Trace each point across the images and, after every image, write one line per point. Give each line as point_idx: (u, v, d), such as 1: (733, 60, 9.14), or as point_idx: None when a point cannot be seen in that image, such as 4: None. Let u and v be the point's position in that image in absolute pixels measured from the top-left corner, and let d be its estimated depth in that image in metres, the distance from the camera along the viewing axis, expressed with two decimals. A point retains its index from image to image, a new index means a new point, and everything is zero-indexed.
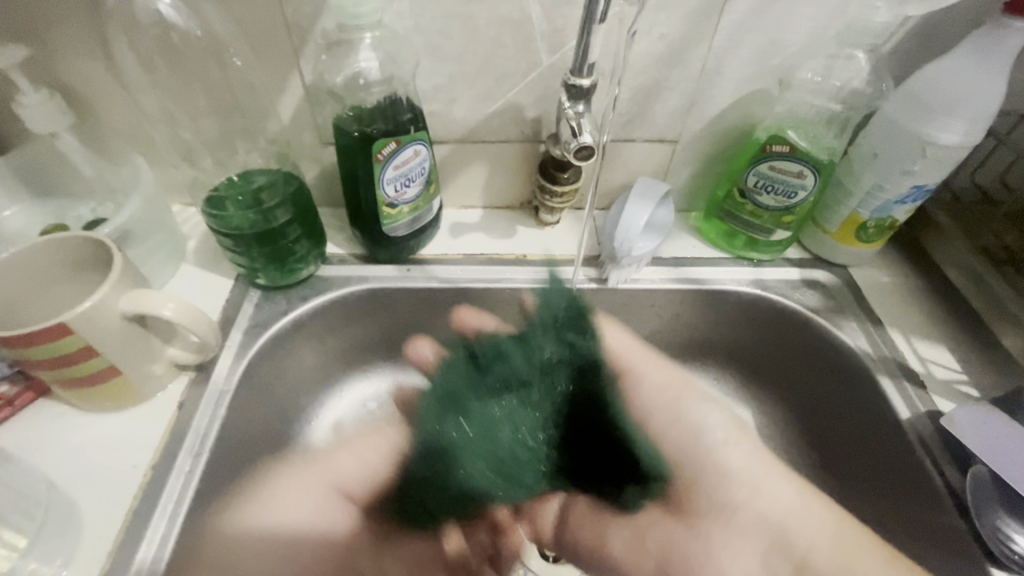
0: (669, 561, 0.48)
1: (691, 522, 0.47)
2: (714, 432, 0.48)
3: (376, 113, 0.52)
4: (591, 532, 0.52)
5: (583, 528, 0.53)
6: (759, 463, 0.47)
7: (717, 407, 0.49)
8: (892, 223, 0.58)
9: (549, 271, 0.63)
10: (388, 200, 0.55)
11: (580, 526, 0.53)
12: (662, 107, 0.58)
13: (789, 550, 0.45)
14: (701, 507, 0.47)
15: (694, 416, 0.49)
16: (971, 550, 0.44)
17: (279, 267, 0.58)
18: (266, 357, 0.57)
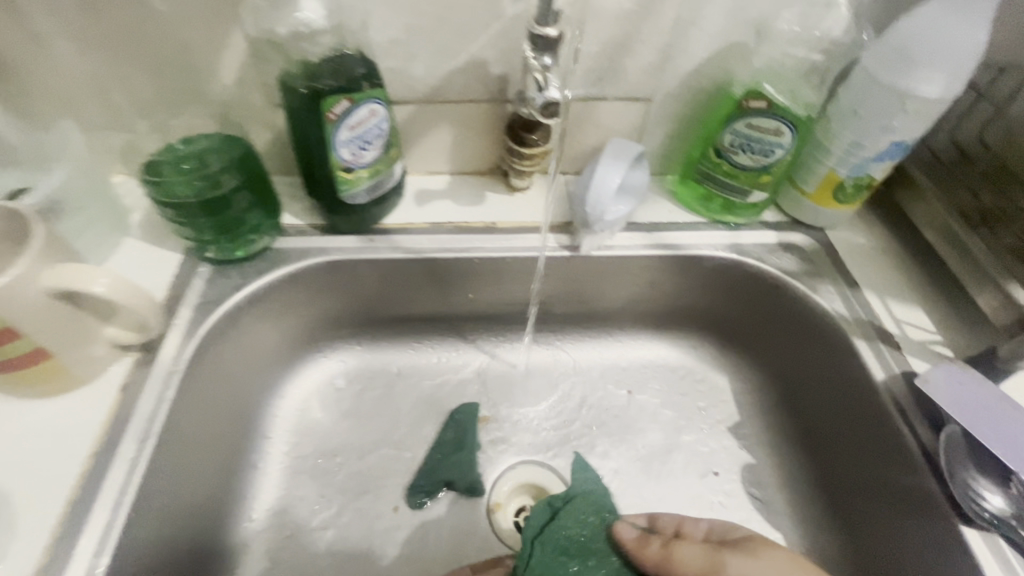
0: None
1: None
2: None
3: (324, 68, 0.48)
4: None
5: None
6: None
7: None
8: (869, 182, 0.56)
9: (518, 239, 0.60)
10: (343, 165, 0.51)
11: None
12: (634, 62, 0.55)
13: None
14: None
15: None
16: (941, 507, 0.44)
17: (229, 240, 0.54)
18: (221, 336, 0.54)
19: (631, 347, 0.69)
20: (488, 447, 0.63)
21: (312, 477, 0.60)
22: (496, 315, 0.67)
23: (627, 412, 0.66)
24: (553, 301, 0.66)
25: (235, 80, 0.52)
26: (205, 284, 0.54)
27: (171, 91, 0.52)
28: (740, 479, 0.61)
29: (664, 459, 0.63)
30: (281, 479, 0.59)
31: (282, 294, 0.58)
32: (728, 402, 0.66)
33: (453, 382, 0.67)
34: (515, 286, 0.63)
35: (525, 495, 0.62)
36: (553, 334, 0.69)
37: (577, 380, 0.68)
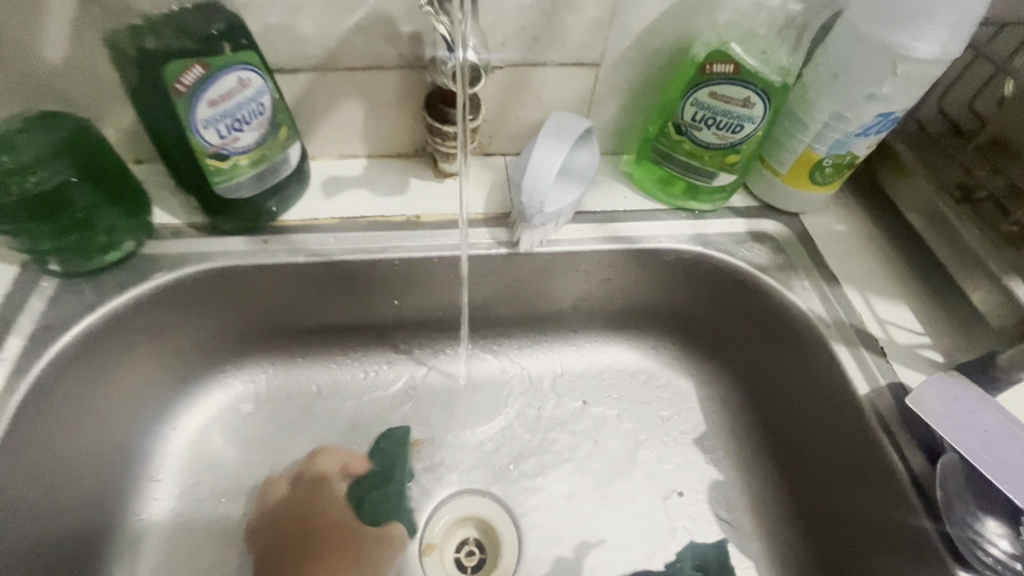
0: None
1: None
2: None
3: (168, 24, 0.37)
4: None
5: None
6: None
7: None
8: (851, 161, 0.48)
9: (447, 235, 0.51)
10: (211, 150, 0.41)
11: None
12: (576, 18, 0.45)
13: None
14: None
15: None
16: (934, 548, 0.38)
17: (77, 249, 0.43)
18: (68, 370, 0.43)
19: (587, 351, 0.61)
20: (422, 475, 0.55)
21: (210, 524, 0.51)
22: (429, 322, 0.58)
23: (581, 426, 0.58)
24: (495, 304, 0.57)
25: (61, 42, 0.40)
26: (48, 304, 0.43)
27: None
28: (706, 499, 0.54)
29: (623, 480, 0.56)
30: (170, 528, 0.50)
31: (156, 310, 0.48)
32: (693, 410, 0.59)
33: (382, 400, 0.58)
34: (447, 289, 0.54)
35: (466, 529, 0.54)
36: (497, 340, 0.60)
37: (526, 391, 0.60)
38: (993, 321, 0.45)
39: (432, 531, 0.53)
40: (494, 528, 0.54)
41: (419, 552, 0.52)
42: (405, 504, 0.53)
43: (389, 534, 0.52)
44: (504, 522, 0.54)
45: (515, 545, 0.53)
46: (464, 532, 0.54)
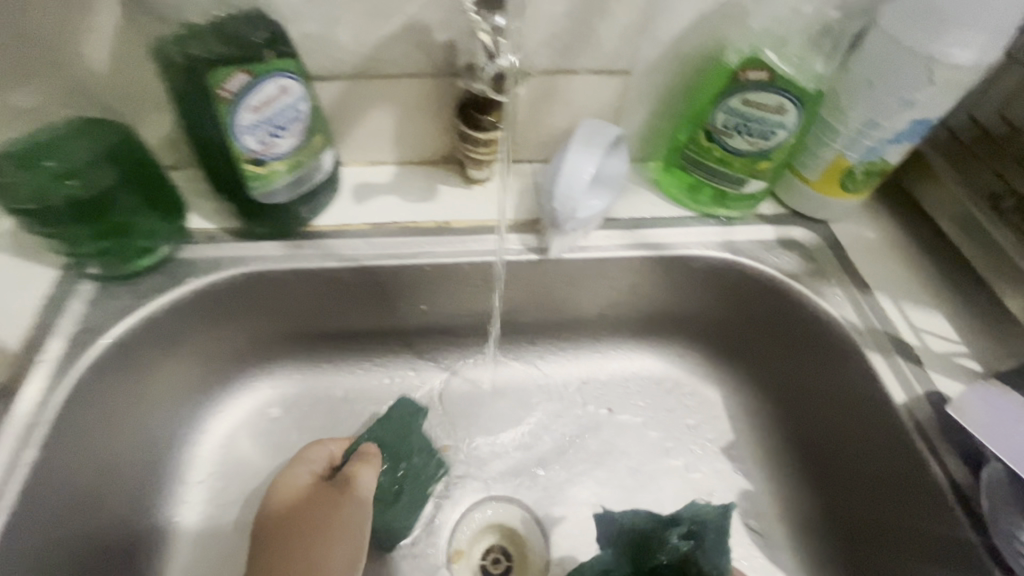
0: None
1: None
2: None
3: (213, 33, 0.37)
4: None
5: None
6: None
7: None
8: (884, 168, 0.48)
9: (477, 241, 0.51)
10: (250, 156, 0.41)
11: None
12: (608, 26, 0.45)
13: None
14: None
15: None
16: (980, 560, 0.38)
17: (115, 252, 0.44)
18: (110, 369, 0.44)
19: (612, 358, 0.61)
20: (448, 481, 0.55)
21: (239, 528, 0.51)
22: (454, 327, 0.58)
23: (606, 434, 0.58)
24: (520, 310, 0.57)
25: (105, 50, 0.41)
26: (87, 307, 0.44)
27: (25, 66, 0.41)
28: (736, 509, 0.54)
29: (650, 488, 0.55)
30: (200, 532, 0.50)
31: (191, 313, 0.48)
32: (720, 419, 0.58)
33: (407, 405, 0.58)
34: (474, 295, 0.54)
35: (491, 536, 0.54)
36: (522, 346, 0.60)
37: (551, 398, 0.59)
38: None
39: (458, 538, 0.53)
40: (520, 536, 0.54)
41: (445, 559, 0.52)
42: (431, 510, 0.53)
43: (416, 540, 0.52)
44: (530, 529, 0.54)
45: (541, 553, 0.53)
46: (490, 539, 0.54)
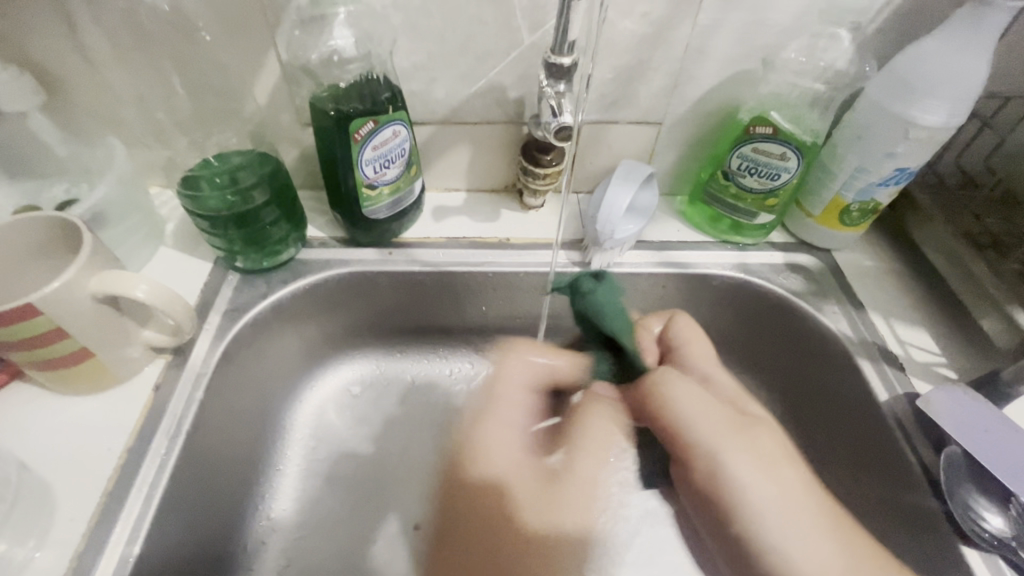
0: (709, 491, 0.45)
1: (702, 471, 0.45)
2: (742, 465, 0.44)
3: (353, 93, 0.51)
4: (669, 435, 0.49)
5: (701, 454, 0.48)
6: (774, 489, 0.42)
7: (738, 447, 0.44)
8: (875, 206, 0.58)
9: (532, 255, 0.63)
10: (367, 182, 0.54)
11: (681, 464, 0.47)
12: (645, 88, 0.57)
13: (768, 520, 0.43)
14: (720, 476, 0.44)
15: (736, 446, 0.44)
16: (943, 527, 0.45)
17: (258, 251, 0.57)
18: (248, 341, 0.57)
19: None
20: None
21: (329, 480, 0.62)
22: (507, 327, 0.69)
23: None
24: (564, 315, 0.68)
25: (266, 101, 0.56)
26: (233, 292, 0.58)
27: (208, 111, 0.56)
28: None
29: None
30: (299, 481, 0.61)
31: (305, 301, 0.61)
32: None
33: (465, 391, 0.69)
34: (527, 300, 0.66)
35: None
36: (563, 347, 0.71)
37: None
38: (1000, 346, 0.52)
39: None
40: None
41: None
42: None
43: None
44: None
45: None
46: None
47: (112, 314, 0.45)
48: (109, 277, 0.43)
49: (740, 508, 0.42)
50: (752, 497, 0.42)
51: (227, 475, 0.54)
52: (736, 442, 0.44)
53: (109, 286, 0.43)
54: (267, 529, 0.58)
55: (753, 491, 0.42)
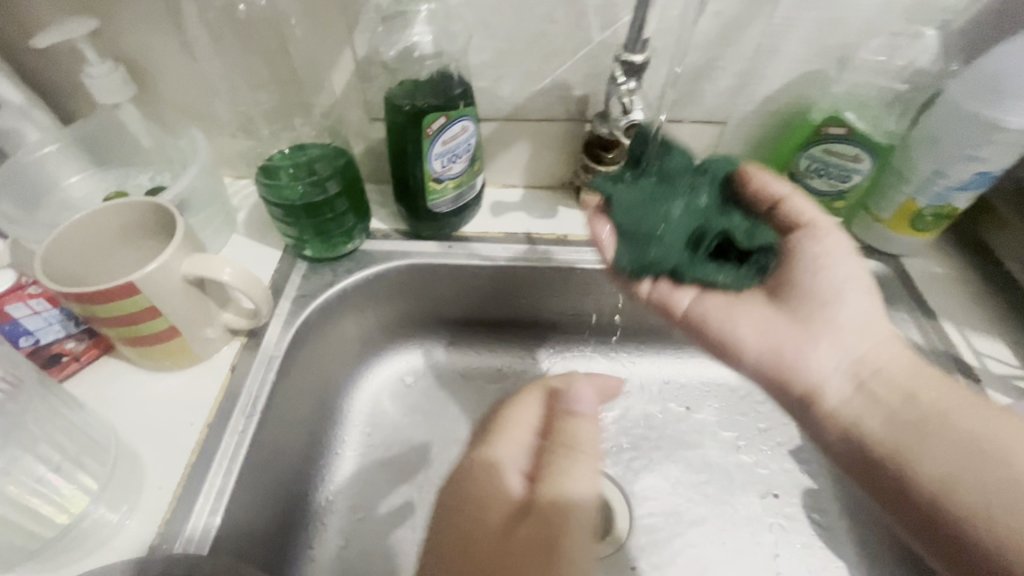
0: (781, 365, 0.53)
1: (801, 309, 0.53)
2: (855, 285, 0.53)
3: (426, 88, 0.52)
4: (685, 300, 0.56)
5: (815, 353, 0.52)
6: (868, 319, 0.52)
7: (857, 277, 0.53)
8: (951, 212, 0.56)
9: (590, 252, 0.63)
10: (434, 176, 0.56)
11: (702, 314, 0.55)
12: (712, 87, 0.57)
13: (866, 364, 0.51)
14: (811, 302, 0.53)
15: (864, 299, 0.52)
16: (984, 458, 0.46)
17: (324, 240, 0.59)
18: (315, 327, 0.59)
19: (692, 364, 0.71)
20: None
21: (385, 466, 0.64)
22: (561, 323, 0.70)
23: (685, 427, 0.67)
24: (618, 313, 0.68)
25: (339, 96, 0.58)
26: (301, 279, 0.60)
27: (285, 105, 0.58)
28: (801, 503, 0.61)
29: (724, 478, 0.63)
30: (357, 466, 0.63)
31: (368, 291, 0.63)
32: (789, 425, 0.66)
33: (517, 385, 0.70)
34: (582, 297, 0.66)
35: None
36: (615, 345, 0.71)
37: (637, 391, 0.69)
38: None
39: None
40: (608, 504, 0.63)
41: None
42: None
43: None
44: (616, 499, 0.63)
45: (626, 520, 0.61)
46: None
47: (198, 296, 0.47)
48: (200, 262, 0.45)
49: (804, 372, 0.52)
50: (877, 358, 0.51)
51: (293, 456, 0.56)
52: (584, 448, 0.43)
53: (199, 271, 0.45)
54: (328, 510, 0.60)
55: (817, 360, 0.52)
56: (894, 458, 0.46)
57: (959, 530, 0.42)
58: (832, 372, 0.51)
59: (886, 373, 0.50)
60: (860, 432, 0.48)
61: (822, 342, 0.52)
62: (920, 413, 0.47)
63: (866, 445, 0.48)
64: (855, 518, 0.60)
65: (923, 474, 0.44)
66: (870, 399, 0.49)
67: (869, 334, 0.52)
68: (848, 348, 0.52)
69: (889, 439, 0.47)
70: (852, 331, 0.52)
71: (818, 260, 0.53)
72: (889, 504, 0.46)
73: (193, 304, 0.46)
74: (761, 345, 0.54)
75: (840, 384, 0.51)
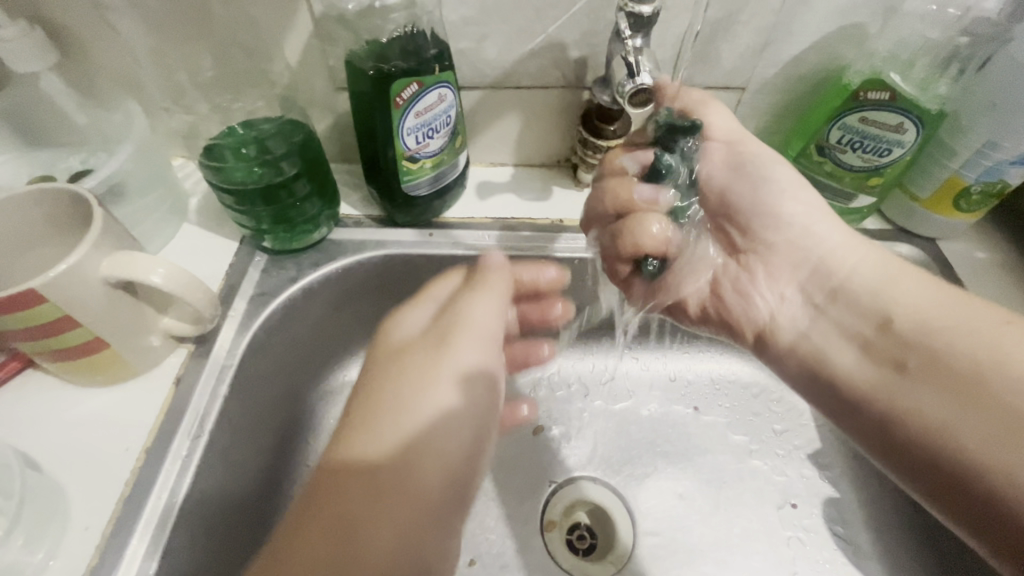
0: (724, 307, 0.48)
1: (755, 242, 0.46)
2: (786, 186, 0.45)
3: (396, 50, 0.44)
4: (682, 286, 0.48)
5: (758, 287, 0.46)
6: (841, 235, 0.44)
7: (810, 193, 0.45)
8: (1002, 189, 0.49)
9: (589, 239, 0.56)
10: (408, 154, 0.48)
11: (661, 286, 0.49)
12: (731, 47, 0.49)
13: (827, 278, 0.44)
14: (759, 222, 0.46)
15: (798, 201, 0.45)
16: None
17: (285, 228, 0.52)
18: (275, 326, 0.51)
19: (703, 360, 0.64)
20: (541, 459, 0.60)
21: None
22: (557, 317, 0.63)
23: (694, 430, 0.61)
24: (619, 306, 0.61)
25: (296, 60, 0.50)
26: (260, 276, 0.53)
27: (232, 72, 0.50)
28: (822, 514, 0.56)
29: (737, 487, 0.57)
30: None
31: (339, 286, 0.55)
32: (808, 427, 0.60)
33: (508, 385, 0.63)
34: (581, 289, 0.59)
35: (581, 512, 0.58)
36: (616, 340, 0.64)
37: (641, 391, 0.63)
38: None
39: (551, 510, 0.57)
40: (609, 517, 0.57)
41: (538, 528, 0.56)
42: (527, 481, 0.58)
43: (513, 506, 0.57)
44: (618, 512, 0.57)
45: (628, 536, 0.56)
46: (578, 516, 0.58)
47: (128, 301, 0.40)
48: (124, 263, 0.38)
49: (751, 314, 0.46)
50: (841, 267, 0.43)
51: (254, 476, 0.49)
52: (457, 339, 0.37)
53: (121, 274, 0.38)
54: None
55: (762, 298, 0.46)
56: (860, 390, 0.40)
57: (963, 464, 0.34)
58: (783, 301, 0.45)
59: (847, 285, 0.43)
60: (829, 367, 0.42)
61: (759, 271, 0.46)
62: (894, 340, 0.39)
63: (837, 381, 0.41)
64: (881, 531, 0.55)
65: (917, 429, 0.36)
66: (832, 323, 0.43)
67: (848, 243, 0.44)
68: (798, 259, 0.45)
69: (863, 375, 0.40)
70: (807, 245, 0.44)
71: (738, 166, 0.46)
72: (876, 448, 0.39)
73: (118, 312, 0.39)
74: (703, 289, 0.49)
75: (794, 310, 0.45)
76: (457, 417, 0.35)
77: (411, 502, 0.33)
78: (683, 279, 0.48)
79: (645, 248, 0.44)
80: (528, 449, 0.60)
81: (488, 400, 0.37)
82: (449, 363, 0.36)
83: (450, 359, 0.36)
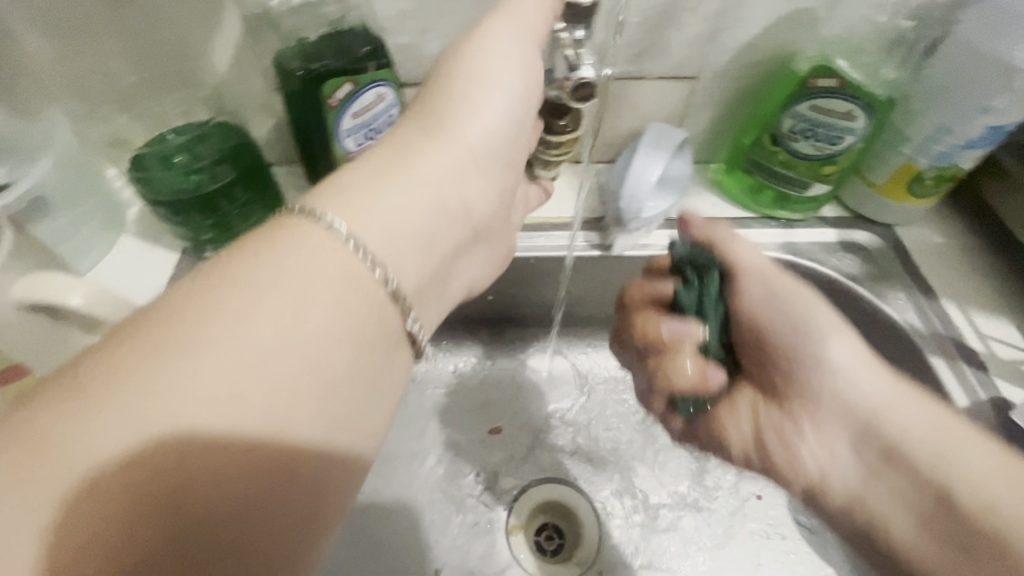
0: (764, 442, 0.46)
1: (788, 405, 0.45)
2: (822, 330, 0.44)
3: (324, 48, 0.42)
4: (734, 424, 0.48)
5: (798, 451, 0.44)
6: (855, 356, 0.43)
7: (804, 290, 0.45)
8: (955, 173, 0.48)
9: (544, 237, 0.55)
10: (348, 157, 0.46)
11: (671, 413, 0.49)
12: (680, 35, 0.47)
13: (878, 438, 0.40)
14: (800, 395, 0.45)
15: (801, 299, 0.44)
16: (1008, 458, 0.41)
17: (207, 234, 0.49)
18: None
19: None
20: (507, 461, 0.59)
21: None
22: (519, 316, 0.62)
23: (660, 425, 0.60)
24: (581, 303, 0.60)
25: (227, 60, 0.47)
26: None
27: (156, 76, 0.47)
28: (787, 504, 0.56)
29: (703, 481, 0.57)
30: None
31: None
32: None
33: (472, 387, 0.62)
34: (540, 287, 0.58)
35: (548, 513, 0.57)
36: (581, 337, 0.63)
37: (606, 387, 0.62)
38: None
39: (517, 513, 0.57)
40: (576, 516, 0.57)
41: (504, 532, 0.56)
42: (493, 485, 0.58)
43: (478, 511, 0.56)
44: (585, 511, 0.57)
45: (594, 534, 0.56)
46: (545, 517, 0.57)
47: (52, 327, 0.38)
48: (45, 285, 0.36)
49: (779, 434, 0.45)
50: (889, 423, 0.40)
51: None
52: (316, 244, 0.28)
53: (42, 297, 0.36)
54: None
55: (804, 453, 0.44)
56: (870, 536, 0.40)
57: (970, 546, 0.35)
58: (830, 459, 0.43)
59: (902, 447, 0.39)
60: (880, 534, 0.39)
61: (805, 422, 0.44)
62: (909, 477, 0.38)
63: (871, 528, 0.40)
64: None
65: (915, 554, 0.37)
66: (886, 489, 0.39)
67: (861, 368, 0.42)
68: (843, 414, 0.42)
69: (900, 529, 0.38)
70: (833, 407, 0.43)
71: (772, 296, 0.45)
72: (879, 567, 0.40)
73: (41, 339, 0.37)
74: (747, 439, 0.47)
75: (847, 463, 0.42)
76: (418, 234, 0.33)
77: (273, 423, 0.25)
78: (726, 424, 0.48)
79: (679, 388, 0.47)
80: (493, 453, 0.59)
81: (466, 177, 0.39)
82: (416, 170, 0.35)
83: (413, 172, 0.35)
